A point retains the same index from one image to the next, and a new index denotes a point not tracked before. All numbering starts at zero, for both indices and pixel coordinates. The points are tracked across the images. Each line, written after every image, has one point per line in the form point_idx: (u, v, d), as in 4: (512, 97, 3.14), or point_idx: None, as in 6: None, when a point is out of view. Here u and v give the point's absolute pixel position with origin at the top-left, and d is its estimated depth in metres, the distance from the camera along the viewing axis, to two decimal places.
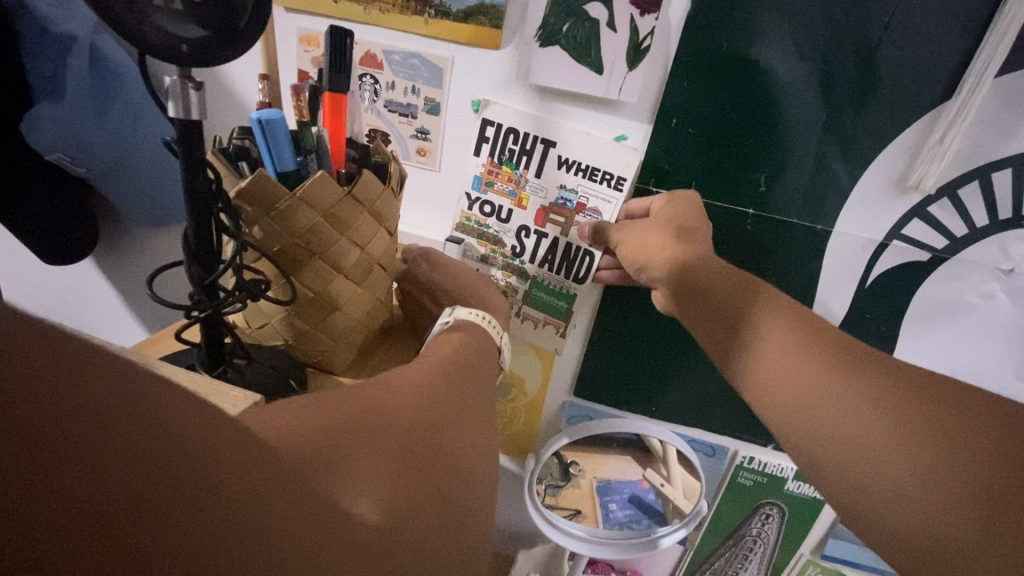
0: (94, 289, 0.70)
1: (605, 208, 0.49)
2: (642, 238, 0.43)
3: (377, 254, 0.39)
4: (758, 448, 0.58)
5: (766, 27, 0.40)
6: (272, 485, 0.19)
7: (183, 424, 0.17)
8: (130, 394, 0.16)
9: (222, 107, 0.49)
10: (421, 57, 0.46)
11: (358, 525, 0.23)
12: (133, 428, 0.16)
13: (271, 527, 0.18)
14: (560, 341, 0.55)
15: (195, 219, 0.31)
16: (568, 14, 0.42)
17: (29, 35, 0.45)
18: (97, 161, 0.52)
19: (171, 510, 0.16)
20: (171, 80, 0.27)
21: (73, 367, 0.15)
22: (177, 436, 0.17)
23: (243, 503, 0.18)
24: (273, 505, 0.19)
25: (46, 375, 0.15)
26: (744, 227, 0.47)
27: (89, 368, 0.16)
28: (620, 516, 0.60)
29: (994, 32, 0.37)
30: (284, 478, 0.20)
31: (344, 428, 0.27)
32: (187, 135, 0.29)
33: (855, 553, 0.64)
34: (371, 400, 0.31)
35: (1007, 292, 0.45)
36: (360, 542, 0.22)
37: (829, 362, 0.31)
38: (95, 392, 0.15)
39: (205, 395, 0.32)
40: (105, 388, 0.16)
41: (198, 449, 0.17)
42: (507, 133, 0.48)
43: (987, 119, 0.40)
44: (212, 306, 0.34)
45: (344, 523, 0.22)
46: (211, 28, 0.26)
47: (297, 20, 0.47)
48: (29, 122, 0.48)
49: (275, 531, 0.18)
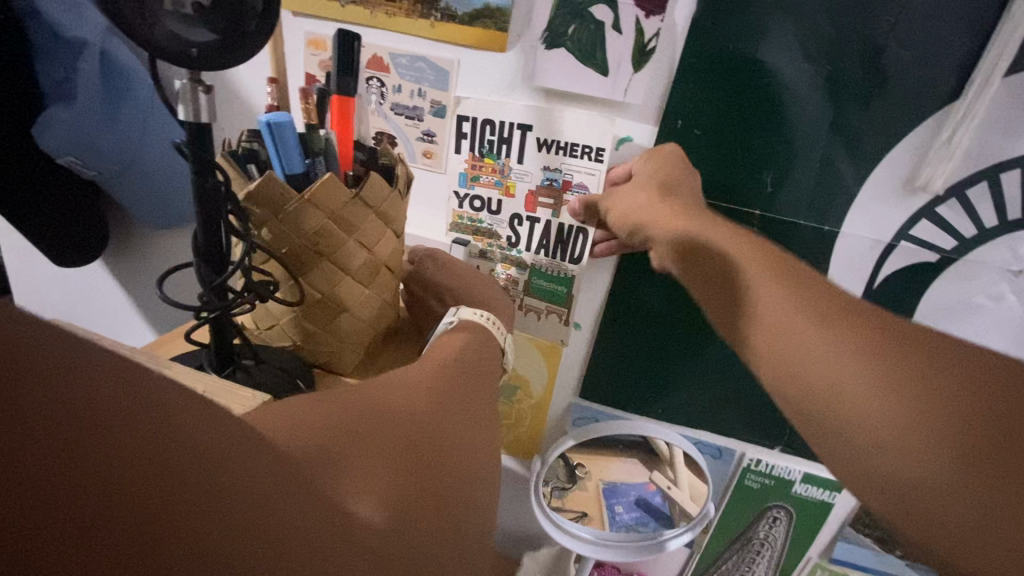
0: (105, 292, 0.71)
1: (592, 182, 0.48)
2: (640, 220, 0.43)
3: (384, 256, 0.39)
4: (764, 450, 0.58)
5: (770, 28, 0.40)
6: (277, 485, 0.19)
7: (185, 424, 0.17)
8: (131, 394, 0.17)
9: (230, 109, 0.50)
10: (428, 60, 0.47)
11: (360, 526, 0.23)
12: (141, 430, 0.16)
13: (273, 524, 0.19)
14: (564, 330, 0.55)
15: (204, 221, 0.31)
16: (573, 16, 0.42)
17: (43, 39, 0.46)
18: (106, 164, 0.52)
19: (172, 508, 0.16)
20: (181, 84, 0.27)
21: (74, 368, 0.16)
22: (184, 438, 0.17)
23: (243, 500, 0.18)
24: (275, 503, 0.19)
25: (46, 375, 0.15)
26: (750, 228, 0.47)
27: (93, 369, 0.16)
28: (626, 518, 0.58)
29: (1002, 31, 0.37)
30: (289, 480, 0.20)
31: (350, 427, 0.28)
32: (195, 138, 0.29)
33: (864, 557, 0.63)
34: (374, 401, 0.31)
35: (1017, 292, 0.45)
36: (365, 543, 0.22)
37: (825, 312, 0.28)
38: (96, 392, 0.16)
39: (214, 395, 0.32)
40: (106, 388, 0.16)
41: (205, 451, 0.17)
42: (485, 125, 0.48)
43: (995, 119, 0.40)
44: (220, 308, 0.34)
45: (349, 524, 0.22)
46: (219, 32, 0.26)
47: (304, 24, 0.47)
48: (42, 125, 0.49)
49: (279, 532, 0.19)
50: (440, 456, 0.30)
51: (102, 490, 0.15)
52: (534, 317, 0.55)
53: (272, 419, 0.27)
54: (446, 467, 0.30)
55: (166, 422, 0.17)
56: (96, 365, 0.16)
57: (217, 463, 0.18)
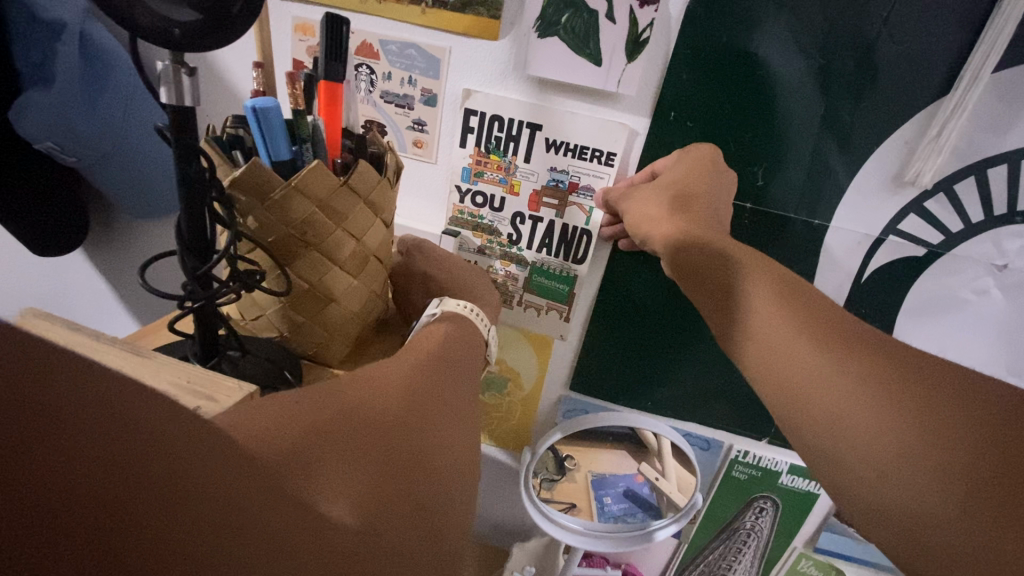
0: (84, 279, 0.69)
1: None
2: (634, 214, 0.42)
3: (373, 246, 0.39)
4: (752, 442, 0.59)
5: (764, 20, 0.40)
6: (252, 485, 0.19)
7: (155, 425, 0.17)
8: (97, 400, 0.16)
9: (214, 95, 0.49)
10: (418, 48, 0.46)
11: (336, 531, 0.22)
12: (116, 430, 0.16)
13: (247, 530, 0.18)
14: (566, 325, 0.55)
15: (188, 209, 0.31)
16: (566, 5, 0.42)
17: (20, 22, 0.44)
18: (87, 151, 0.51)
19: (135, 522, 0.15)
20: (163, 65, 0.26)
21: (33, 371, 0.14)
22: (162, 436, 0.17)
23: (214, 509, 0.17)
24: (248, 504, 0.18)
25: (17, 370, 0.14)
26: (742, 221, 0.47)
27: (62, 369, 0.15)
28: (615, 510, 0.60)
29: (992, 27, 0.37)
30: (262, 481, 0.20)
31: (329, 429, 0.27)
32: (177, 123, 0.28)
33: (846, 546, 0.64)
34: (356, 401, 0.30)
35: (1001, 287, 0.45)
36: (337, 549, 0.22)
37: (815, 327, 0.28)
38: (56, 399, 0.15)
39: (199, 387, 0.32)
40: (72, 392, 0.15)
41: (182, 451, 0.17)
42: (493, 121, 0.48)
43: (983, 115, 0.40)
44: (204, 298, 0.33)
45: (323, 530, 0.21)
46: (204, 11, 0.25)
47: (291, 8, 0.46)
48: (18, 111, 0.47)
49: (250, 531, 0.18)
50: (420, 453, 0.30)
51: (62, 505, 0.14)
52: (535, 312, 0.55)
53: (259, 415, 0.27)
54: (429, 461, 0.30)
55: (144, 420, 0.17)
56: (66, 363, 0.15)
57: (187, 471, 0.17)
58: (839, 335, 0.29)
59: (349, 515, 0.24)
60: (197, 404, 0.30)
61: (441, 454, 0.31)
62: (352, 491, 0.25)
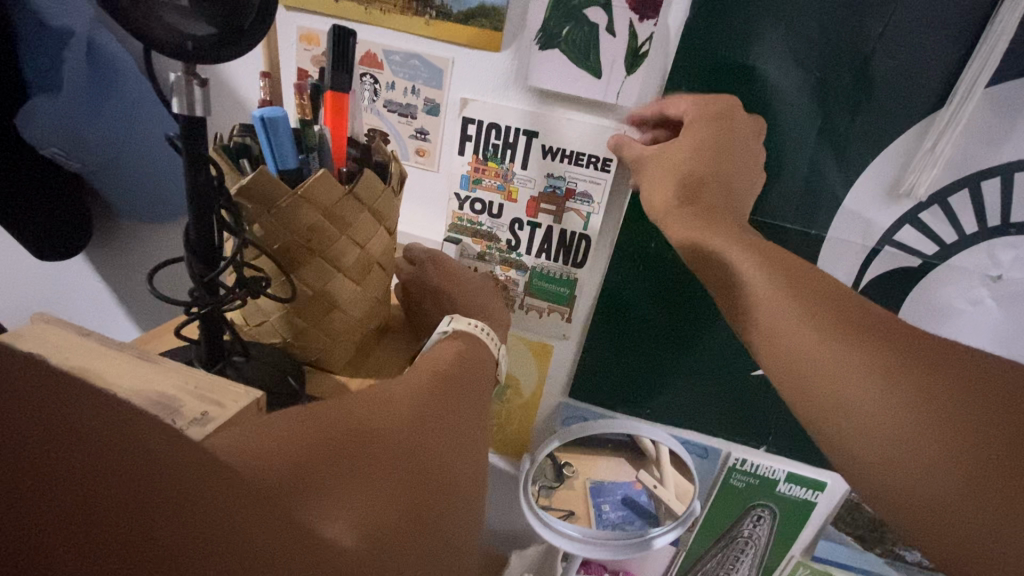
0: (86, 284, 0.69)
1: (608, 204, 0.49)
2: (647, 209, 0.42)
3: (376, 253, 0.39)
4: (750, 450, 0.59)
5: (763, 34, 0.41)
6: (251, 502, 0.20)
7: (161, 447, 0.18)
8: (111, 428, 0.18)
9: (220, 104, 0.49)
10: (422, 58, 0.47)
11: (338, 553, 0.23)
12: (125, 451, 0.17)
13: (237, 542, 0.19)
14: (567, 326, 0.55)
15: (197, 218, 0.31)
16: (568, 18, 0.43)
17: (27, 30, 0.46)
18: (92, 157, 0.52)
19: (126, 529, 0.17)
20: (175, 76, 0.27)
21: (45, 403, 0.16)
22: (166, 458, 0.18)
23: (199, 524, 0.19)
24: (250, 517, 0.20)
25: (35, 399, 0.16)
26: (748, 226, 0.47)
27: (72, 398, 0.17)
28: (614, 517, 0.60)
29: (984, 44, 0.38)
30: (261, 500, 0.21)
31: (340, 445, 0.28)
32: (188, 133, 0.29)
33: (844, 555, 0.64)
34: (357, 419, 0.30)
35: (996, 298, 0.46)
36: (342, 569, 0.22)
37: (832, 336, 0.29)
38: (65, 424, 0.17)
39: (206, 393, 0.32)
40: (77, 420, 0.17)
41: (186, 470, 0.19)
42: (491, 129, 0.48)
43: (976, 129, 0.41)
44: (211, 306, 0.34)
45: (324, 553, 0.22)
46: (218, 25, 0.26)
47: (297, 19, 0.47)
48: (25, 117, 0.48)
49: (250, 542, 0.19)
50: (422, 460, 0.30)
51: (67, 512, 0.15)
52: (536, 315, 0.55)
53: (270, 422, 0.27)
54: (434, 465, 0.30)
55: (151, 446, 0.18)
56: (77, 396, 0.17)
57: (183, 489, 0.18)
58: (834, 345, 0.29)
59: (348, 533, 0.24)
60: (204, 409, 0.31)
61: (442, 461, 0.31)
62: (349, 507, 0.26)
